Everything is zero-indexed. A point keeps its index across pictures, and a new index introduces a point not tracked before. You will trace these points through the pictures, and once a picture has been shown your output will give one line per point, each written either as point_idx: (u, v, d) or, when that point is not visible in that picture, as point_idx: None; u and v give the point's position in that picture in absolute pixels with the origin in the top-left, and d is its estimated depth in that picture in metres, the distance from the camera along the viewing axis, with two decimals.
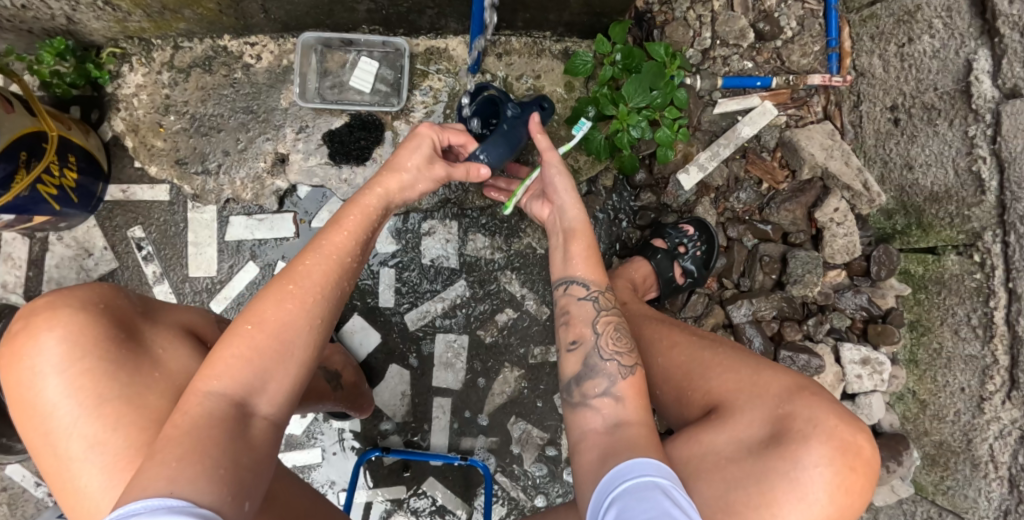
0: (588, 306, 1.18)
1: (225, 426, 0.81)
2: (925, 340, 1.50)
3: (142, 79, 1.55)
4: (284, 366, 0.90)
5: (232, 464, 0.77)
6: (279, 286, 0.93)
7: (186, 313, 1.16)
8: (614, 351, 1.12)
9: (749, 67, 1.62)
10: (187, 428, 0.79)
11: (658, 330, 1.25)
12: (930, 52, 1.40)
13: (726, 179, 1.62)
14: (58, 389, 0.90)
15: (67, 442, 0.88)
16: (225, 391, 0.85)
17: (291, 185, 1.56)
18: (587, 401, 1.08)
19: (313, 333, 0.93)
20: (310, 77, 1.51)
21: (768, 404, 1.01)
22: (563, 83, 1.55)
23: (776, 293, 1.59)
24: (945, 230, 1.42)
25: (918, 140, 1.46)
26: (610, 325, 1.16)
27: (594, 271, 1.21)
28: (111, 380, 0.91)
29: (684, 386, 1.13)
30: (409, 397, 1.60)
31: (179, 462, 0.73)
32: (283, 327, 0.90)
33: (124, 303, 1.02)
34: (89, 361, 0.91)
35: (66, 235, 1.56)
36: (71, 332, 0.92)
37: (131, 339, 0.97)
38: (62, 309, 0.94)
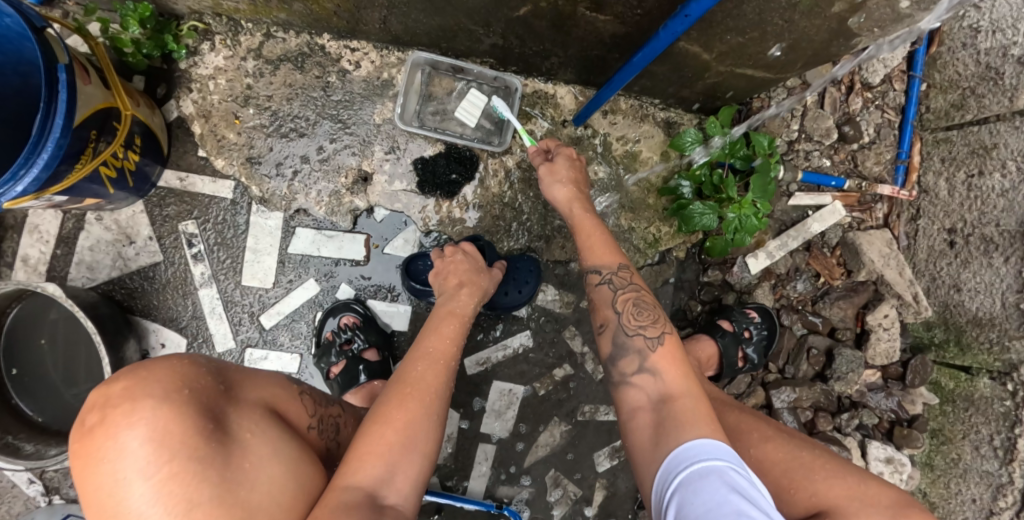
0: (607, 290, 1.17)
1: (362, 511, 0.83)
2: (945, 448, 1.61)
3: (223, 61, 1.41)
4: (410, 464, 0.94)
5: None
6: (400, 390, 1.03)
7: (268, 380, 0.99)
8: (639, 326, 1.10)
9: (826, 165, 1.69)
10: (328, 510, 0.82)
11: (745, 423, 1.20)
12: (998, 190, 1.50)
13: (788, 268, 1.67)
14: (142, 497, 0.74)
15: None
16: (361, 483, 0.88)
17: (369, 205, 1.46)
18: (627, 381, 1.07)
19: (429, 430, 1.00)
20: (412, 97, 1.44)
21: (885, 513, 0.96)
22: (660, 152, 1.54)
23: (818, 384, 1.66)
24: (983, 354, 1.54)
25: (971, 266, 1.56)
26: (628, 302, 1.14)
27: (609, 254, 1.21)
28: (203, 485, 0.76)
29: (784, 486, 1.06)
30: (453, 440, 1.55)
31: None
32: (407, 426, 0.97)
33: (206, 379, 0.85)
34: (178, 462, 0.75)
35: (108, 217, 1.42)
36: (157, 428, 0.76)
37: (220, 430, 0.81)
38: (142, 398, 0.77)
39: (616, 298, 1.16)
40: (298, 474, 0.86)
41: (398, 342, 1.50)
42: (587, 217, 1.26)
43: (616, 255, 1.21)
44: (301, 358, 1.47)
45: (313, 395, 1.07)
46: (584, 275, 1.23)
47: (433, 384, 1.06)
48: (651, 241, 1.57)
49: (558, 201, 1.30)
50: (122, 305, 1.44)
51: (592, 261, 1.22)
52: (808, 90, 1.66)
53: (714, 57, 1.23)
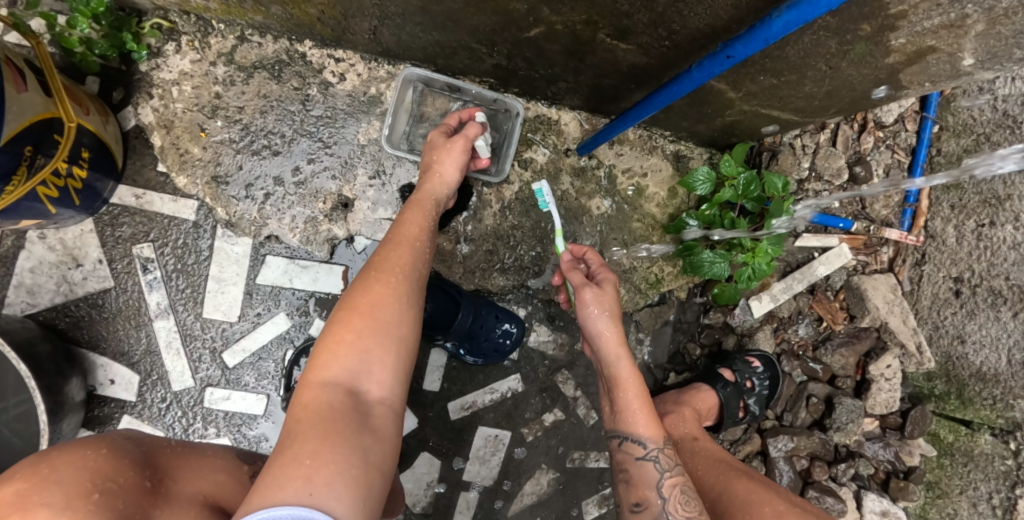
0: (649, 467, 1.15)
1: (346, 415, 0.80)
2: (940, 501, 1.56)
3: (189, 65, 1.24)
4: (385, 353, 0.88)
5: (363, 462, 0.76)
6: (367, 276, 0.94)
7: (211, 467, 0.85)
8: (685, 515, 1.08)
9: (835, 206, 1.62)
10: (310, 421, 0.79)
11: (759, 496, 1.16)
12: (1010, 242, 1.47)
13: (791, 312, 1.60)
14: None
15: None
16: (338, 380, 0.84)
17: (349, 234, 1.32)
18: None
19: (400, 313, 0.92)
20: (402, 116, 1.31)
21: None
22: (668, 188, 1.44)
23: (816, 433, 1.59)
24: (985, 410, 1.49)
25: (977, 319, 1.52)
26: (676, 488, 1.12)
27: (653, 426, 1.18)
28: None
29: None
30: (434, 488, 1.44)
31: (312, 460, 0.72)
32: (372, 310, 0.90)
33: (132, 474, 0.73)
34: None
35: (51, 235, 1.25)
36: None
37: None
38: (37, 508, 0.64)
39: (661, 479, 1.14)
40: None
41: None
42: (632, 371, 1.19)
43: (657, 425, 1.18)
44: (268, 399, 1.33)
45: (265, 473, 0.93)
46: (618, 440, 1.20)
47: (397, 270, 0.97)
48: (652, 281, 1.47)
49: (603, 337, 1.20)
50: (66, 336, 1.27)
51: (632, 427, 1.19)
52: (822, 127, 1.57)
53: (740, 96, 1.13)
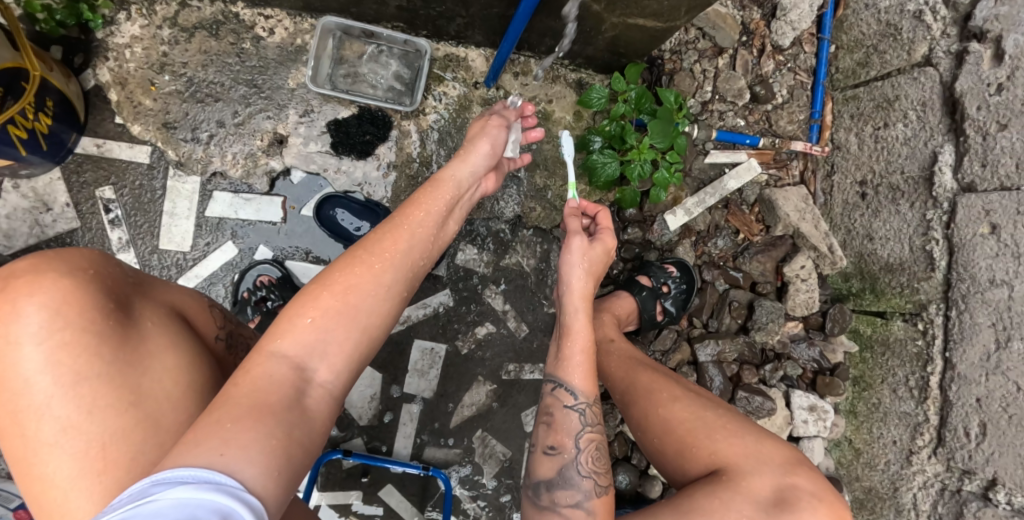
0: (574, 417, 1.17)
1: (283, 392, 0.80)
2: (865, 394, 1.64)
3: (139, 30, 1.44)
4: (346, 337, 0.90)
5: (285, 436, 0.75)
6: (356, 257, 0.97)
7: (180, 292, 1.03)
8: (592, 470, 1.14)
9: (741, 124, 1.74)
10: (251, 386, 0.79)
11: (658, 383, 1.35)
12: (902, 139, 1.57)
13: (708, 225, 1.71)
14: (35, 362, 0.78)
15: (37, 424, 0.78)
16: (290, 354, 0.85)
17: (285, 167, 1.49)
18: (556, 510, 1.12)
19: (376, 303, 0.95)
20: (324, 62, 1.48)
21: (775, 471, 1.14)
22: (572, 112, 1.60)
23: (741, 336, 1.69)
24: (895, 298, 1.58)
25: (881, 215, 1.61)
26: (593, 443, 1.16)
27: (591, 383, 1.20)
28: (93, 360, 0.80)
29: (687, 442, 1.22)
30: (377, 401, 1.56)
31: (233, 424, 0.71)
32: (349, 294, 0.93)
33: (118, 272, 0.91)
34: (72, 332, 0.80)
35: (23, 184, 1.42)
36: (58, 297, 0.80)
37: (122, 312, 0.86)
38: (47, 272, 0.82)
39: (580, 431, 1.17)
40: (195, 365, 0.91)
41: None
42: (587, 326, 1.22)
43: (592, 382, 1.21)
44: None
45: (224, 313, 1.12)
46: (552, 387, 1.20)
47: (389, 253, 1.00)
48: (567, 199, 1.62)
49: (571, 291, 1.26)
50: None
51: (568, 376, 1.20)
52: (719, 52, 1.73)
53: (604, 8, 1.29)
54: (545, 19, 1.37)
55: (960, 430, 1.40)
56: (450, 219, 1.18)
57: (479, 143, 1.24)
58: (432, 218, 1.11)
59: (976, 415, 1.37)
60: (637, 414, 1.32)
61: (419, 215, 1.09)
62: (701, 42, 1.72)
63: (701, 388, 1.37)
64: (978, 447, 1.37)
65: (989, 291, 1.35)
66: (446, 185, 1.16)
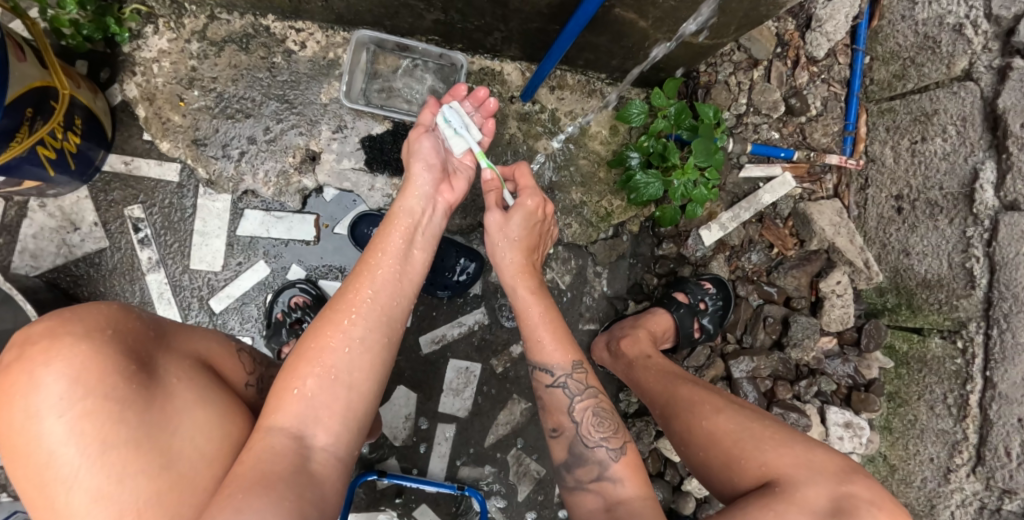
0: (559, 392, 1.19)
1: (286, 458, 0.85)
2: (901, 410, 1.64)
3: (167, 44, 1.40)
4: (335, 400, 0.95)
5: (297, 496, 0.80)
6: (329, 320, 1.02)
7: (203, 336, 1.00)
8: (599, 437, 1.14)
9: (775, 137, 1.73)
10: (253, 459, 0.83)
11: (699, 396, 1.34)
12: (941, 153, 1.54)
13: (741, 240, 1.70)
14: (58, 433, 0.75)
15: (66, 496, 0.75)
16: (285, 426, 0.90)
17: (318, 185, 1.47)
18: (583, 486, 1.11)
19: (355, 360, 0.99)
20: (358, 76, 1.44)
21: (829, 481, 1.08)
22: (608, 126, 1.60)
23: (775, 352, 1.68)
24: (933, 315, 1.57)
25: (918, 230, 1.59)
26: (588, 412, 1.17)
27: (561, 352, 1.21)
28: (119, 425, 0.77)
29: (734, 454, 1.19)
30: (412, 420, 1.55)
31: (243, 493, 0.76)
32: (327, 357, 0.97)
33: (136, 326, 0.88)
34: (95, 399, 0.77)
35: (50, 203, 1.38)
36: (76, 363, 0.77)
37: (144, 371, 0.82)
38: (64, 336, 0.79)
39: (572, 403, 1.18)
40: (226, 418, 0.89)
41: None
42: (534, 300, 1.24)
43: (567, 351, 1.21)
44: (253, 341, 1.47)
45: (253, 355, 1.10)
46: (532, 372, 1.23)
47: (356, 308, 1.04)
48: (603, 215, 1.62)
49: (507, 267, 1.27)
50: (67, 293, 1.40)
51: (543, 357, 1.22)
52: (754, 64, 1.71)
53: (650, 24, 1.28)
54: (587, 35, 1.36)
55: (1001, 450, 1.40)
56: (419, 250, 1.17)
57: (414, 166, 1.22)
58: (394, 260, 1.13)
59: (1018, 435, 1.37)
60: (680, 427, 1.31)
61: (380, 259, 1.12)
62: (736, 54, 1.71)
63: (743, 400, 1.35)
64: (1019, 466, 1.37)
65: None
66: (399, 220, 1.17)
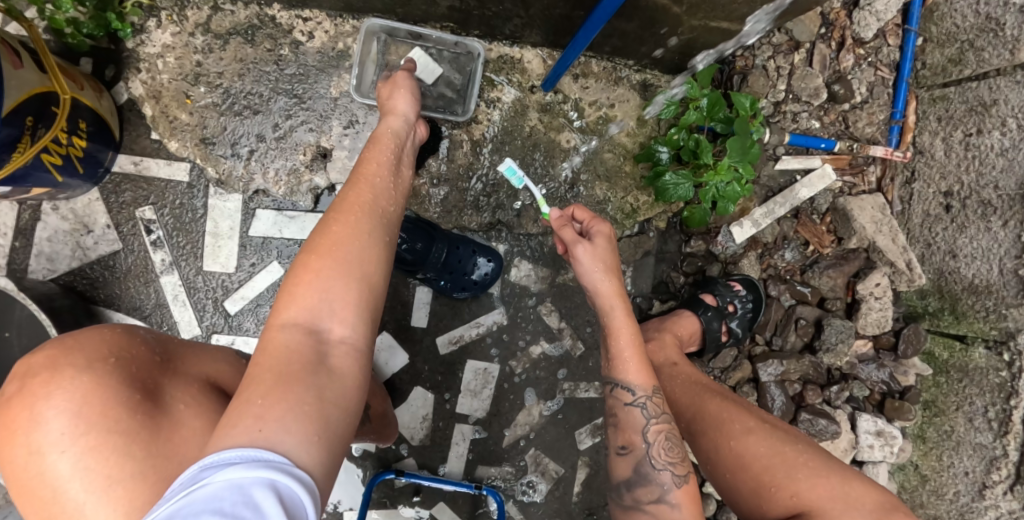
0: (637, 413, 1.19)
1: (302, 357, 0.79)
2: (937, 420, 1.56)
3: (171, 38, 1.34)
4: (347, 286, 0.88)
5: (317, 397, 0.74)
6: (330, 219, 0.94)
7: (213, 359, 0.99)
8: (667, 461, 1.14)
9: (815, 126, 1.60)
10: (266, 364, 0.77)
11: (728, 412, 1.26)
12: (997, 149, 1.41)
13: (775, 237, 1.61)
14: (64, 470, 0.73)
15: None
16: (299, 320, 0.83)
17: (330, 183, 1.42)
18: (642, 507, 1.13)
19: (364, 250, 0.92)
20: (368, 67, 1.37)
21: (866, 518, 1.04)
22: (635, 117, 1.51)
23: (806, 356, 1.61)
24: (978, 323, 1.47)
25: (968, 231, 1.48)
26: (661, 434, 1.17)
27: (644, 373, 1.21)
28: (125, 459, 0.75)
29: (765, 481, 1.14)
30: (429, 421, 1.54)
31: (263, 399, 0.71)
32: (333, 248, 0.90)
33: (141, 351, 0.86)
34: (100, 433, 0.75)
35: (62, 206, 1.36)
36: (77, 398, 0.75)
37: (150, 401, 0.81)
38: (65, 368, 0.77)
39: (647, 425, 1.18)
40: None
41: None
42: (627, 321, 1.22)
43: (648, 373, 1.21)
44: None
45: None
46: (611, 389, 1.23)
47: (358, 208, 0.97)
48: (628, 211, 1.54)
49: (599, 291, 1.24)
50: (84, 296, 1.39)
51: (624, 375, 1.22)
52: (795, 47, 1.57)
53: (685, 10, 1.18)
54: (615, 22, 1.26)
55: None
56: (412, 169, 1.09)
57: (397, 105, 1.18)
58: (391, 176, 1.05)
59: None
60: (706, 445, 1.25)
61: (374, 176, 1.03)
62: (776, 35, 1.56)
63: (775, 418, 1.28)
64: None
65: None
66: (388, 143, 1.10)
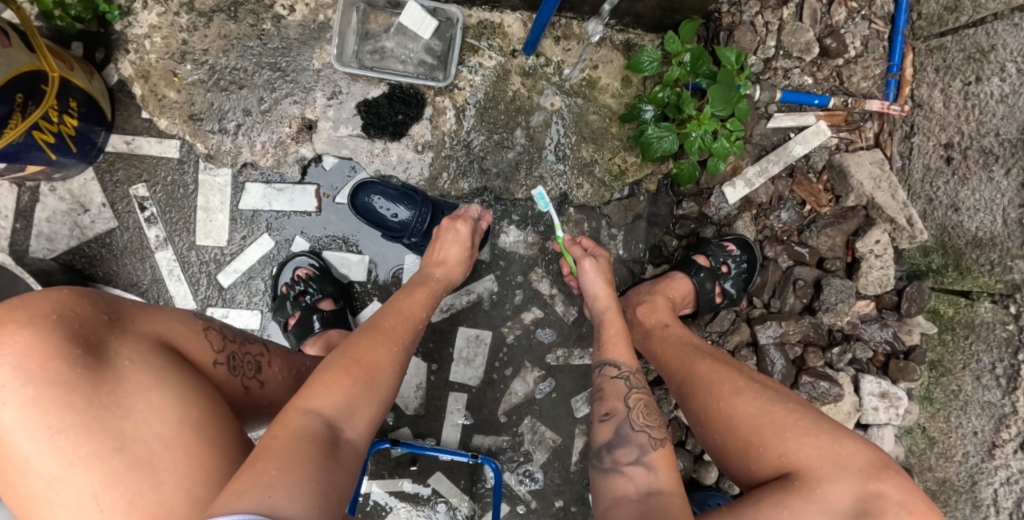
0: (621, 383, 1.23)
1: (318, 441, 0.84)
2: (944, 380, 1.52)
3: (157, 18, 1.37)
4: (370, 401, 0.96)
5: (324, 479, 0.79)
6: (370, 334, 1.04)
7: (169, 316, 0.98)
8: (645, 424, 1.16)
9: (808, 83, 1.55)
10: (286, 440, 0.82)
11: (718, 373, 1.20)
12: (997, 96, 1.35)
13: (770, 197, 1.57)
14: (7, 420, 0.75)
15: (24, 477, 0.76)
16: (321, 410, 0.89)
17: (316, 154, 1.44)
18: (619, 468, 1.11)
19: (390, 377, 1.01)
20: (349, 38, 1.39)
21: (856, 478, 1.00)
22: (620, 78, 1.49)
23: (806, 317, 1.57)
24: (983, 277, 1.42)
25: (969, 183, 1.43)
26: (639, 401, 1.20)
27: (628, 353, 1.27)
28: (67, 410, 0.77)
29: (754, 441, 1.09)
30: (423, 390, 1.55)
31: (277, 471, 0.76)
32: (370, 361, 0.99)
33: (88, 309, 0.87)
34: (40, 386, 0.76)
35: (60, 187, 1.40)
36: (18, 352, 0.77)
37: (92, 356, 0.81)
38: (7, 323, 0.79)
39: (629, 392, 1.22)
40: (189, 395, 0.86)
41: (360, 294, 1.50)
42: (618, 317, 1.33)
43: (632, 353, 1.28)
44: (262, 315, 1.48)
45: (225, 331, 1.05)
46: (598, 366, 1.28)
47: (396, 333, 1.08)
48: (616, 173, 1.53)
49: (595, 293, 1.38)
50: (83, 274, 1.43)
51: (609, 354, 1.28)
52: (784, 2, 1.53)
53: None
54: None
55: None
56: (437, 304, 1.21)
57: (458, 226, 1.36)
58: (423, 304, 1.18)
59: None
60: (695, 407, 1.20)
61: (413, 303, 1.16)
62: None
63: (767, 377, 1.21)
64: None
65: None
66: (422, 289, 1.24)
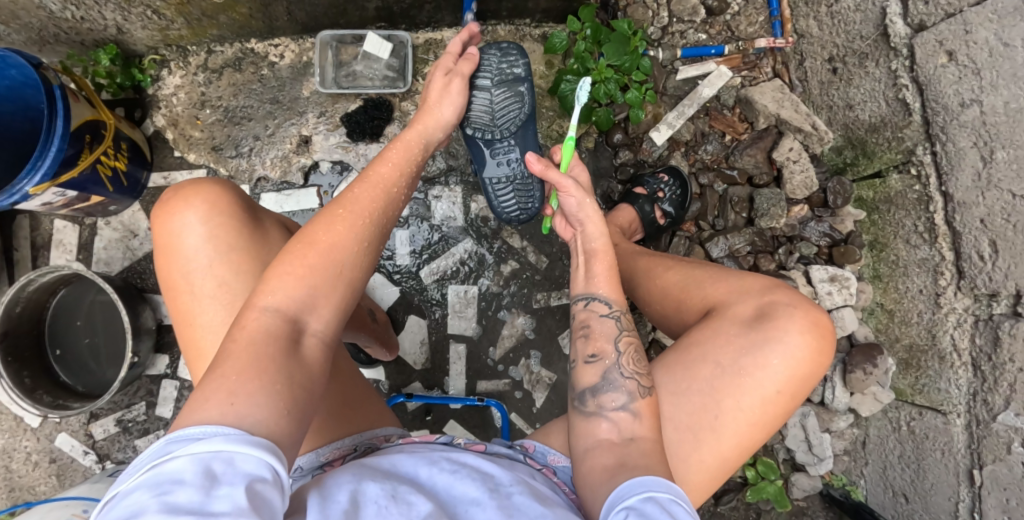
0: (611, 324, 1.13)
1: (278, 342, 0.83)
2: (884, 255, 1.69)
3: (180, 80, 1.77)
4: (332, 290, 0.92)
5: (287, 381, 0.80)
6: (331, 210, 0.98)
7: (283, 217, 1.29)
8: (634, 370, 1.09)
9: (703, 38, 1.88)
10: (245, 343, 0.82)
11: (651, 262, 1.44)
12: (853, 7, 1.63)
13: (693, 134, 1.85)
14: (196, 239, 1.06)
15: (199, 280, 1.05)
16: (279, 308, 0.87)
17: (314, 161, 1.79)
18: (602, 414, 1.06)
19: (358, 257, 0.97)
20: (328, 68, 1.76)
21: (754, 295, 1.17)
22: (544, 62, 1.84)
23: (748, 228, 1.80)
24: (886, 154, 1.62)
25: (854, 83, 1.68)
26: (631, 345, 1.12)
27: (616, 290, 1.16)
28: (235, 240, 1.07)
29: (682, 295, 1.30)
30: (427, 345, 1.78)
31: (238, 377, 0.76)
32: (333, 251, 0.94)
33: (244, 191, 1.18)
34: (224, 219, 1.07)
35: (113, 220, 1.76)
36: (211, 196, 1.09)
37: (251, 214, 1.13)
38: (203, 183, 1.11)
39: (619, 336, 1.13)
40: None
41: None
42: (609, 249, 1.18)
43: (620, 291, 1.17)
44: None
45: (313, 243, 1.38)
46: (584, 300, 1.17)
47: (365, 208, 1.01)
48: (556, 137, 1.84)
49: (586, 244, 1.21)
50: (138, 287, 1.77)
51: (595, 289, 1.17)
52: None
53: None
54: None
55: (975, 256, 1.41)
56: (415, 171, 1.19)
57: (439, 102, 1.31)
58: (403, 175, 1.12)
59: (984, 236, 1.38)
60: (638, 289, 1.42)
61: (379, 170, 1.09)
62: None
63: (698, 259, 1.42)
64: (995, 265, 1.36)
65: (963, 114, 1.37)
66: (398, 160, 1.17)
